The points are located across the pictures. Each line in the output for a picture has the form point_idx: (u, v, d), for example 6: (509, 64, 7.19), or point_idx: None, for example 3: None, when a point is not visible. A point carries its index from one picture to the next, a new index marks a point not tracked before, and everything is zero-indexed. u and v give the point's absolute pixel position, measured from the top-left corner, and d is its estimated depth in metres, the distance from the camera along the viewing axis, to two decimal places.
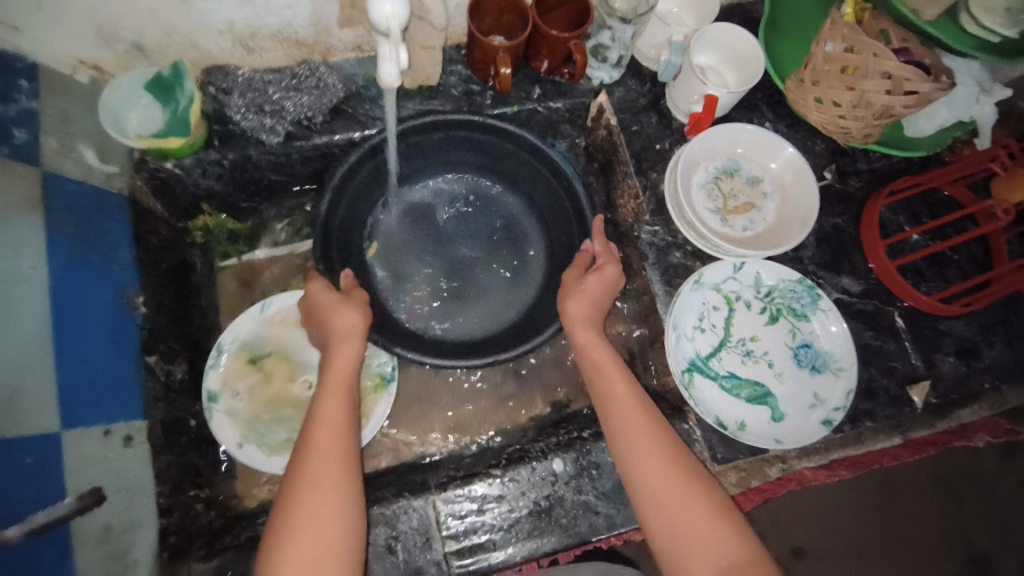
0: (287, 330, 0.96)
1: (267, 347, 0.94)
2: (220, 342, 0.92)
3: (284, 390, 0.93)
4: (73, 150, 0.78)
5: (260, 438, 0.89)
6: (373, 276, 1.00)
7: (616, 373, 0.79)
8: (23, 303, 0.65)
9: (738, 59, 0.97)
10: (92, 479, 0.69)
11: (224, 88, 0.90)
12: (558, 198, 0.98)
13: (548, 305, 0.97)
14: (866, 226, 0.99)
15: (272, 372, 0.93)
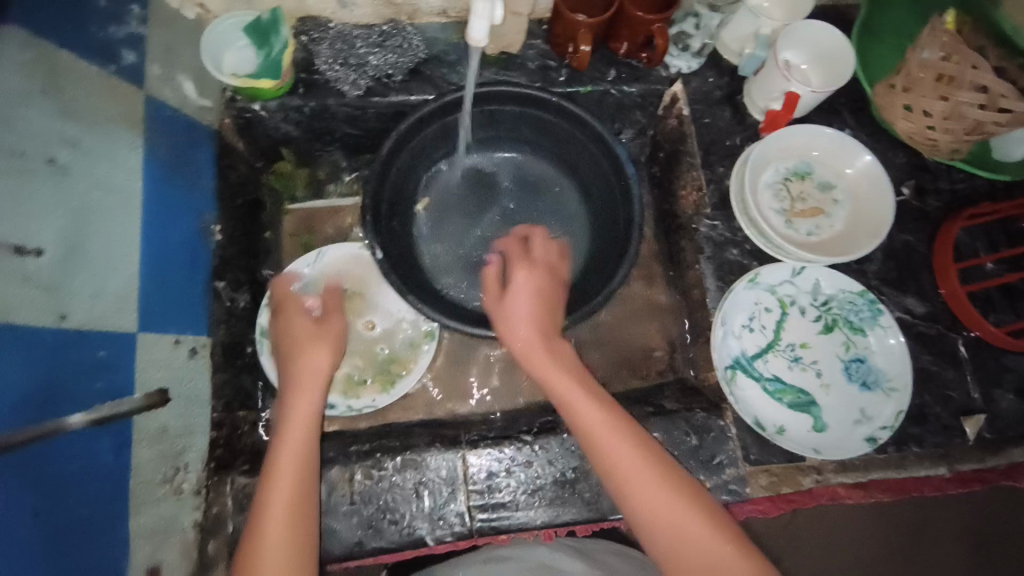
0: (340, 276, 1.01)
1: (321, 292, 0.99)
2: (278, 282, 0.98)
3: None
4: (173, 79, 0.83)
5: None
6: (419, 234, 1.03)
7: (579, 388, 0.74)
8: (119, 212, 0.70)
9: (826, 59, 0.94)
10: (160, 381, 0.74)
11: (314, 38, 0.94)
12: (612, 189, 0.98)
13: (591, 285, 0.98)
14: (941, 246, 0.94)
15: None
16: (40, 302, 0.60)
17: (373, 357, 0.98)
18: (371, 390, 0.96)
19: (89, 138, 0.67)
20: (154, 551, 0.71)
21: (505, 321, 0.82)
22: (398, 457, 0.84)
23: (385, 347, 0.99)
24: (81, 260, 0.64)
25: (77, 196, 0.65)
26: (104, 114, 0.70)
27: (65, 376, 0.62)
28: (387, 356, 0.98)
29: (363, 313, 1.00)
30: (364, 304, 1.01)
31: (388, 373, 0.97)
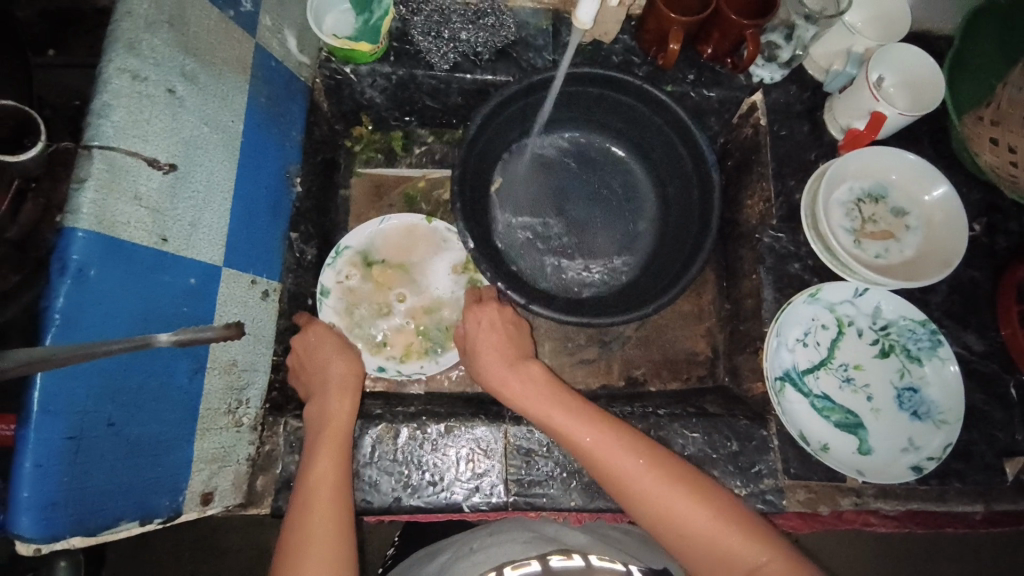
0: (397, 244, 1.02)
1: (377, 258, 1.01)
2: (339, 245, 0.99)
3: (386, 299, 1.00)
4: (280, 33, 0.87)
5: (365, 334, 0.97)
6: (491, 207, 1.04)
7: (563, 406, 0.77)
8: (220, 148, 0.73)
9: (917, 84, 0.93)
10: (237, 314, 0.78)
11: (412, 8, 0.96)
12: (688, 181, 0.99)
13: (654, 280, 0.98)
14: (1006, 288, 0.91)
15: (375, 281, 1.00)
16: (147, 221, 0.62)
17: (422, 326, 0.99)
18: (419, 358, 0.97)
19: (203, 76, 0.70)
20: (209, 479, 0.74)
21: (478, 363, 0.86)
22: (442, 423, 0.86)
23: (434, 319, 1.00)
24: (183, 189, 0.67)
25: (186, 128, 0.68)
26: (218, 55, 0.73)
27: (161, 300, 0.65)
28: (435, 328, 0.99)
29: (416, 283, 1.01)
30: (418, 273, 1.02)
31: (436, 344, 0.98)
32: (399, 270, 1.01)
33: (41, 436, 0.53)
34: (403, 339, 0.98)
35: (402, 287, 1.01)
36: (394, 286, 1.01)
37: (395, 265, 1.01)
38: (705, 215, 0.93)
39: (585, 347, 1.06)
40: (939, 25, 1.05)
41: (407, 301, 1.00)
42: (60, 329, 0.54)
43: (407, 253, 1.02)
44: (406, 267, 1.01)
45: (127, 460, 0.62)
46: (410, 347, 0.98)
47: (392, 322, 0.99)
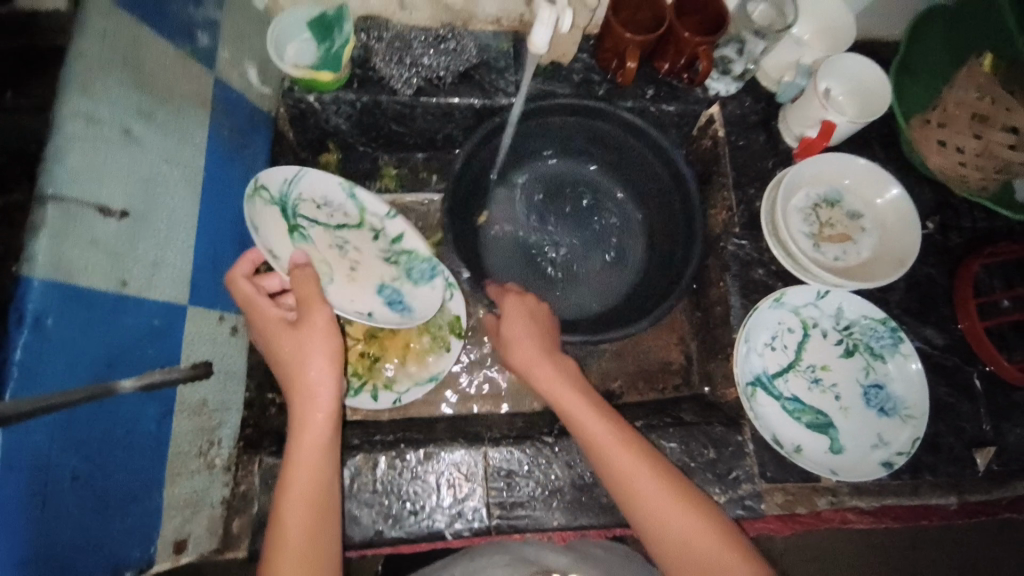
0: (319, 202, 0.91)
1: (303, 211, 0.89)
2: (258, 182, 0.83)
3: (326, 257, 0.89)
4: (240, 66, 0.85)
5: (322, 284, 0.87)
6: (485, 238, 1.05)
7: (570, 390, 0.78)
8: (181, 184, 0.73)
9: (864, 92, 0.97)
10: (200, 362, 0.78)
11: (373, 36, 0.97)
12: (669, 197, 1.02)
13: (642, 302, 1.01)
14: (962, 281, 0.95)
15: (313, 237, 0.89)
16: (106, 266, 0.61)
17: (378, 285, 0.92)
18: (387, 315, 0.90)
19: (160, 112, 0.70)
20: (182, 525, 0.73)
21: (510, 355, 0.83)
22: (420, 450, 0.85)
23: (389, 278, 0.93)
24: (142, 229, 0.66)
25: (145, 166, 0.67)
26: (176, 90, 0.73)
27: (125, 346, 0.64)
28: (393, 286, 0.93)
29: (358, 242, 0.93)
30: (359, 234, 0.93)
31: (400, 302, 0.92)
32: (340, 229, 0.92)
33: (7, 494, 0.51)
34: (362, 297, 0.90)
35: (341, 239, 0.92)
36: (334, 243, 0.91)
37: (331, 224, 0.92)
38: (690, 232, 0.96)
39: None
40: (883, 33, 1.09)
41: (353, 260, 0.92)
42: (20, 382, 0.52)
43: (342, 216, 0.93)
44: (344, 226, 0.92)
45: (95, 510, 0.61)
46: (374, 306, 0.90)
47: (341, 279, 0.90)
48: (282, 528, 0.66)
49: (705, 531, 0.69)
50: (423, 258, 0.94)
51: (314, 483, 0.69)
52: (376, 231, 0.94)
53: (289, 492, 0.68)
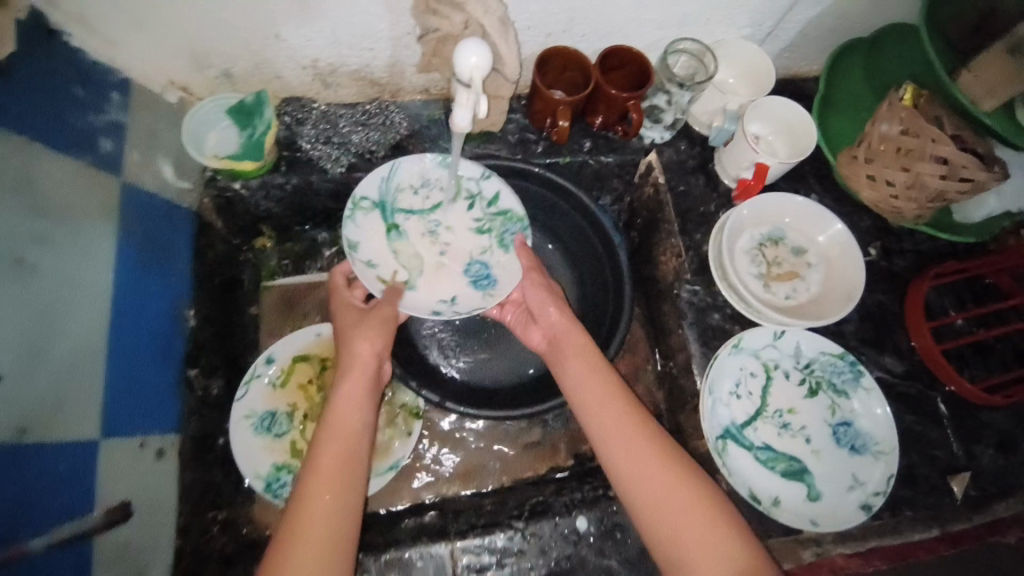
0: (414, 193, 0.92)
1: (398, 203, 0.91)
2: (355, 197, 0.89)
3: (419, 246, 0.91)
4: (152, 164, 0.82)
5: (415, 274, 0.88)
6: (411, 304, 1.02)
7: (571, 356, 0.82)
8: (86, 307, 0.69)
9: (792, 131, 0.99)
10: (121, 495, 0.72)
11: (298, 118, 0.94)
12: (598, 259, 1.03)
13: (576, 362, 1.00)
14: (912, 304, 0.96)
15: (409, 230, 0.91)
16: (0, 417, 0.59)
17: (467, 262, 0.91)
18: (470, 295, 0.89)
19: (59, 235, 0.66)
20: None
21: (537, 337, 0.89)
22: (381, 557, 0.79)
23: (479, 253, 0.92)
24: (42, 361, 0.63)
25: (42, 295, 0.64)
26: (77, 205, 0.69)
27: (25, 498, 0.60)
28: (483, 261, 0.91)
29: (452, 221, 0.93)
30: (453, 209, 0.93)
31: (486, 277, 0.90)
32: (433, 211, 0.93)
33: None
34: (447, 283, 0.89)
35: (434, 221, 0.92)
36: (427, 229, 0.92)
37: (426, 207, 0.92)
38: (619, 301, 0.98)
39: (528, 431, 1.02)
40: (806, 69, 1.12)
41: (445, 243, 0.92)
42: None
43: (440, 191, 0.93)
44: (439, 206, 0.93)
45: None
46: (459, 289, 0.89)
47: (431, 268, 0.90)
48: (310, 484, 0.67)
49: (702, 523, 0.67)
50: (516, 216, 0.93)
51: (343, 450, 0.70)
52: (472, 196, 0.93)
53: (319, 455, 0.69)
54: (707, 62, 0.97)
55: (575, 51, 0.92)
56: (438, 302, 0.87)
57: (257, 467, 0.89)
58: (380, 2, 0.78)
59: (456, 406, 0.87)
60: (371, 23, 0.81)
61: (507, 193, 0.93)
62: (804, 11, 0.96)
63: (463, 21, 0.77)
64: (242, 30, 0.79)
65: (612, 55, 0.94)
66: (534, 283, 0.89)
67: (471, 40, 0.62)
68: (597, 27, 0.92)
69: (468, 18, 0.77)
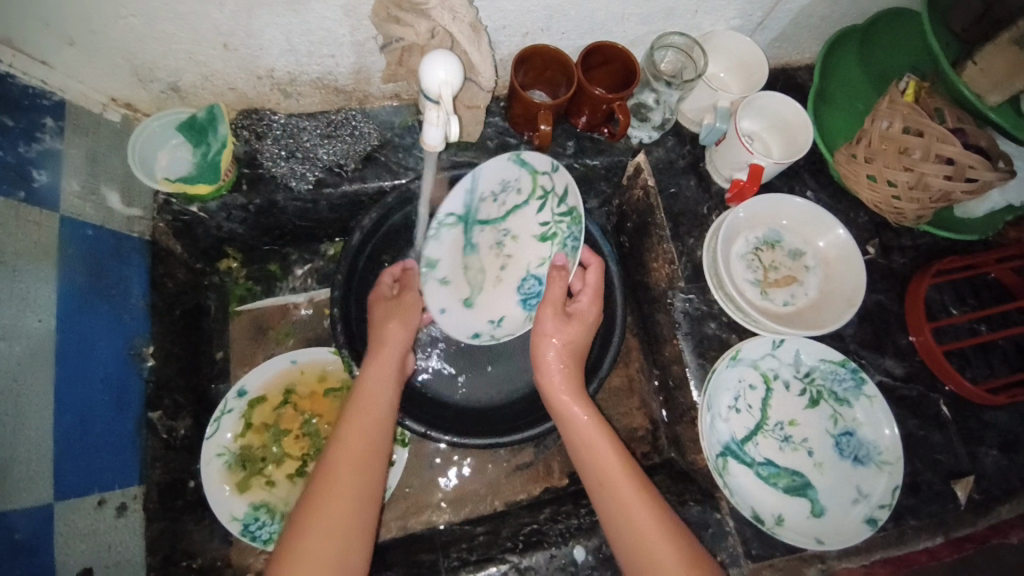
0: (494, 201, 0.87)
1: (476, 213, 0.87)
2: (438, 214, 0.85)
3: (485, 258, 0.89)
4: (95, 193, 0.77)
5: (475, 292, 0.89)
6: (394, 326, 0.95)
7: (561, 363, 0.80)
8: (26, 360, 0.64)
9: (786, 127, 0.94)
10: (82, 558, 0.67)
11: (257, 132, 0.87)
12: None
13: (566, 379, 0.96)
14: (912, 302, 0.92)
15: (479, 242, 0.89)
16: None
17: (523, 276, 0.88)
18: (518, 316, 0.88)
19: None
20: None
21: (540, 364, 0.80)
22: None
23: (536, 265, 0.87)
24: None
25: None
26: (6, 250, 0.64)
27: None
28: (538, 276, 0.87)
29: (523, 228, 0.88)
30: (524, 213, 0.87)
31: (537, 296, 0.87)
32: (505, 218, 0.88)
33: None
34: (501, 301, 0.89)
35: (508, 231, 0.88)
36: (495, 241, 0.89)
37: (500, 215, 0.87)
38: (607, 316, 0.94)
39: (521, 450, 1.00)
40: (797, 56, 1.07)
41: (509, 255, 0.88)
42: None
43: (516, 192, 0.86)
44: (514, 210, 0.87)
45: None
46: (509, 310, 0.89)
47: (491, 284, 0.89)
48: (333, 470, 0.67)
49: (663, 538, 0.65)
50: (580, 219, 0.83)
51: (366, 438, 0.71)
52: (545, 193, 0.85)
53: (347, 437, 0.70)
54: (697, 58, 0.90)
55: (554, 50, 0.84)
56: (486, 322, 0.89)
57: (234, 509, 0.86)
58: (336, 7, 0.71)
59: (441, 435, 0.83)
60: (330, 29, 0.74)
61: (575, 191, 0.82)
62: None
63: (429, 30, 0.70)
64: (185, 41, 0.73)
65: (595, 52, 0.87)
66: (555, 320, 0.80)
67: (437, 55, 0.59)
68: (577, 24, 0.85)
69: (435, 26, 0.70)
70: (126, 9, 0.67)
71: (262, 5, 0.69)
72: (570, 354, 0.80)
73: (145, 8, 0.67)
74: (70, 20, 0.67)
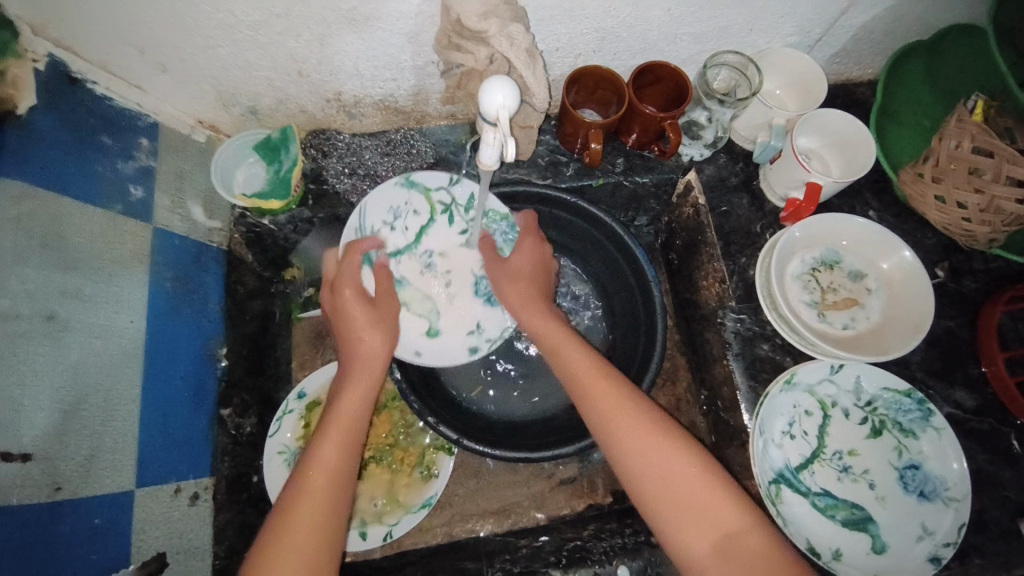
0: (392, 230, 0.89)
1: (383, 251, 0.88)
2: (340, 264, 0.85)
3: (422, 284, 0.90)
4: (182, 206, 0.85)
5: (432, 317, 0.89)
6: None
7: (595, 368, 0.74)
8: (117, 358, 0.71)
9: (846, 145, 0.92)
10: (155, 544, 0.73)
11: (323, 150, 0.92)
12: (632, 297, 0.98)
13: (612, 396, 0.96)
14: (986, 329, 0.87)
15: (406, 275, 0.89)
16: (38, 474, 0.61)
17: (474, 281, 0.91)
18: (493, 315, 0.90)
19: (89, 285, 0.69)
20: None
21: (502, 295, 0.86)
22: None
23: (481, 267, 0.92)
24: (87, 411, 0.66)
25: (73, 351, 0.66)
26: (105, 256, 0.71)
27: (61, 555, 0.62)
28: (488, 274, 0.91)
29: (442, 245, 0.92)
30: (436, 230, 0.92)
31: None
32: (418, 242, 0.91)
33: None
34: (466, 311, 0.90)
35: (426, 249, 0.91)
36: (424, 265, 0.90)
37: (410, 243, 0.90)
38: (650, 332, 0.93)
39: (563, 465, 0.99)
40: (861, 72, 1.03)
41: (446, 271, 0.91)
42: None
43: (414, 214, 0.91)
44: (422, 230, 0.91)
45: None
46: (479, 313, 0.90)
47: (445, 302, 0.90)
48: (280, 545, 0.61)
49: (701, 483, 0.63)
50: (497, 217, 0.92)
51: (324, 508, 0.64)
52: (448, 208, 0.92)
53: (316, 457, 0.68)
54: (751, 75, 0.90)
55: (606, 70, 0.86)
56: (467, 334, 0.89)
57: None
58: (401, 34, 0.75)
59: (474, 443, 0.84)
60: (394, 55, 0.79)
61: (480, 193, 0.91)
62: (857, 13, 0.88)
63: (488, 56, 0.74)
64: (265, 68, 0.79)
65: (647, 71, 0.88)
66: (500, 264, 0.87)
67: (496, 80, 0.62)
68: (629, 44, 0.87)
69: (493, 52, 0.73)
70: (215, 40, 0.74)
71: (335, 35, 0.74)
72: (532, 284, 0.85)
73: (230, 38, 0.74)
74: (166, 49, 0.74)
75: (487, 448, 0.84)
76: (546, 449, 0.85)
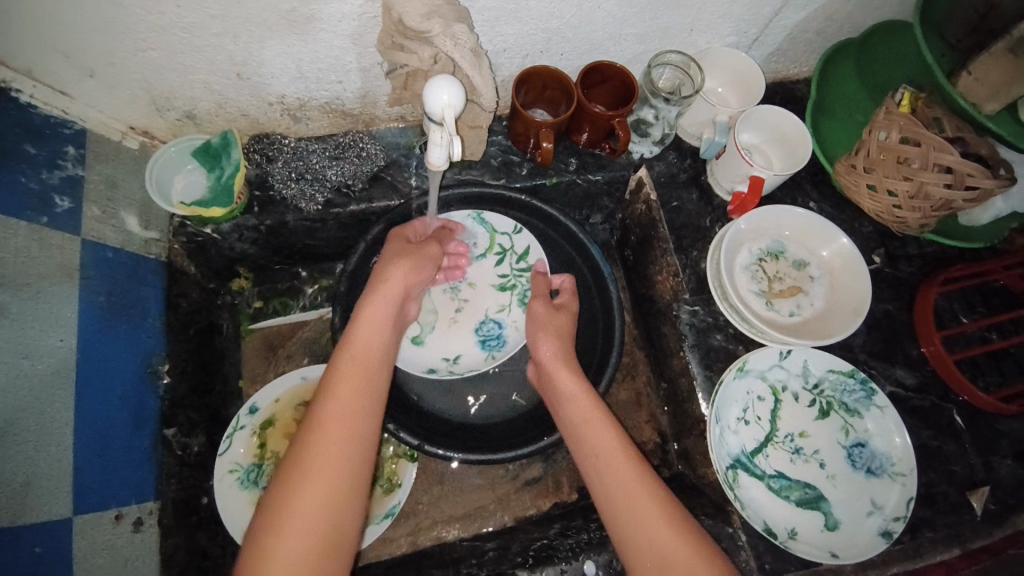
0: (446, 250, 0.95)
1: None
2: None
3: (440, 301, 0.93)
4: (115, 217, 0.80)
5: (424, 332, 0.91)
6: None
7: (606, 432, 0.72)
8: (49, 378, 0.66)
9: (785, 140, 0.95)
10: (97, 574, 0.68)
11: (268, 155, 0.89)
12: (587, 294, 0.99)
13: None
14: (921, 314, 0.92)
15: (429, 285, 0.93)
16: None
17: (481, 321, 0.93)
18: (475, 356, 0.91)
19: (15, 304, 0.65)
20: None
21: (535, 346, 0.84)
22: None
23: (495, 311, 0.94)
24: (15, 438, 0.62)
25: None
26: (29, 273, 0.67)
27: None
28: (497, 321, 0.93)
29: (477, 277, 0.95)
30: (481, 264, 0.96)
31: (495, 338, 0.92)
32: (461, 266, 0.95)
33: None
34: (454, 342, 0.92)
35: (461, 275, 0.95)
36: (449, 285, 0.94)
37: (453, 263, 0.95)
38: (609, 330, 0.94)
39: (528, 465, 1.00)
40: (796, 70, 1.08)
41: (464, 299, 0.94)
42: None
43: (472, 246, 0.96)
44: (471, 259, 0.96)
45: None
46: (465, 348, 0.92)
47: (443, 324, 0.92)
48: (272, 554, 0.55)
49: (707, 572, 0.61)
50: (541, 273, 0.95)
51: (333, 516, 0.58)
52: (504, 251, 0.96)
53: (342, 373, 0.66)
54: (693, 74, 0.92)
55: (555, 70, 0.87)
56: (441, 359, 0.91)
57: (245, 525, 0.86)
58: (344, 35, 0.74)
59: (435, 448, 0.84)
60: (338, 57, 0.78)
61: (536, 250, 0.96)
62: (790, 14, 0.92)
63: (432, 56, 0.73)
64: (201, 71, 0.76)
65: (596, 71, 0.89)
66: (544, 309, 0.87)
67: (440, 80, 0.62)
68: (576, 45, 0.88)
69: (437, 52, 0.73)
70: (145, 42, 0.70)
71: (274, 36, 0.72)
72: (562, 337, 0.84)
73: (163, 41, 0.71)
74: (93, 54, 0.71)
75: (450, 451, 0.85)
76: (503, 451, 0.86)
